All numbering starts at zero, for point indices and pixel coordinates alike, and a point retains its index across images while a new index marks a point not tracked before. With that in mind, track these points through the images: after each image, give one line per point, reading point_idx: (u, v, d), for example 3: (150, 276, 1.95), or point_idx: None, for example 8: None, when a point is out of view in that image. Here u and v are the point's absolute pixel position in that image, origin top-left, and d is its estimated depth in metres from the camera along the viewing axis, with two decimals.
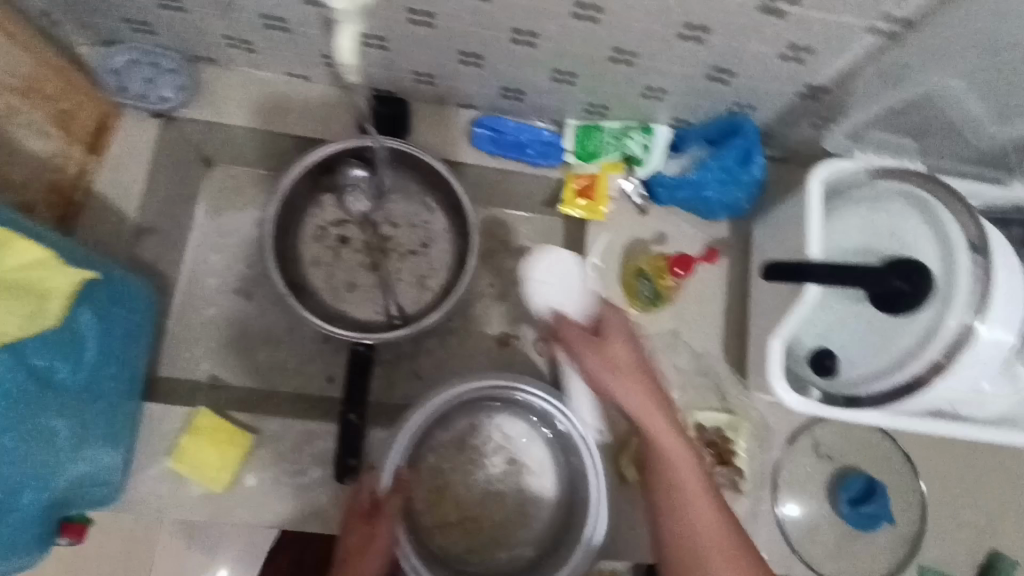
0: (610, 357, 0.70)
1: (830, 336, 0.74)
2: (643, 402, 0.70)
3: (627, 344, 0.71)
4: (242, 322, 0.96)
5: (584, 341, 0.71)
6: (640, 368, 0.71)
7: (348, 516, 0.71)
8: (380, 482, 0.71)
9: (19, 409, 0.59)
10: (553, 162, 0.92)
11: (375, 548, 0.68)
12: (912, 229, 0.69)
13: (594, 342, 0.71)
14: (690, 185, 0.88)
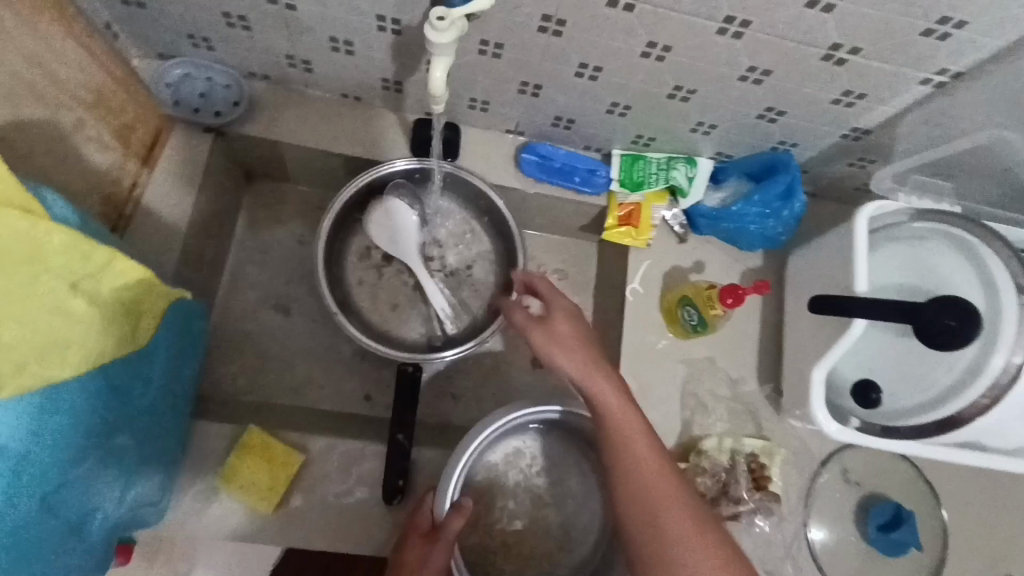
0: (562, 340, 0.77)
1: (874, 368, 0.77)
2: (614, 400, 0.75)
3: (576, 336, 0.78)
4: (279, 338, 0.96)
5: (540, 330, 0.79)
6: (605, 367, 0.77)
7: (408, 535, 0.71)
8: (441, 504, 0.71)
9: (94, 425, 0.59)
10: (598, 189, 0.95)
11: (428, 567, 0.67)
12: (955, 269, 0.72)
13: (557, 335, 0.77)
14: (733, 218, 0.91)
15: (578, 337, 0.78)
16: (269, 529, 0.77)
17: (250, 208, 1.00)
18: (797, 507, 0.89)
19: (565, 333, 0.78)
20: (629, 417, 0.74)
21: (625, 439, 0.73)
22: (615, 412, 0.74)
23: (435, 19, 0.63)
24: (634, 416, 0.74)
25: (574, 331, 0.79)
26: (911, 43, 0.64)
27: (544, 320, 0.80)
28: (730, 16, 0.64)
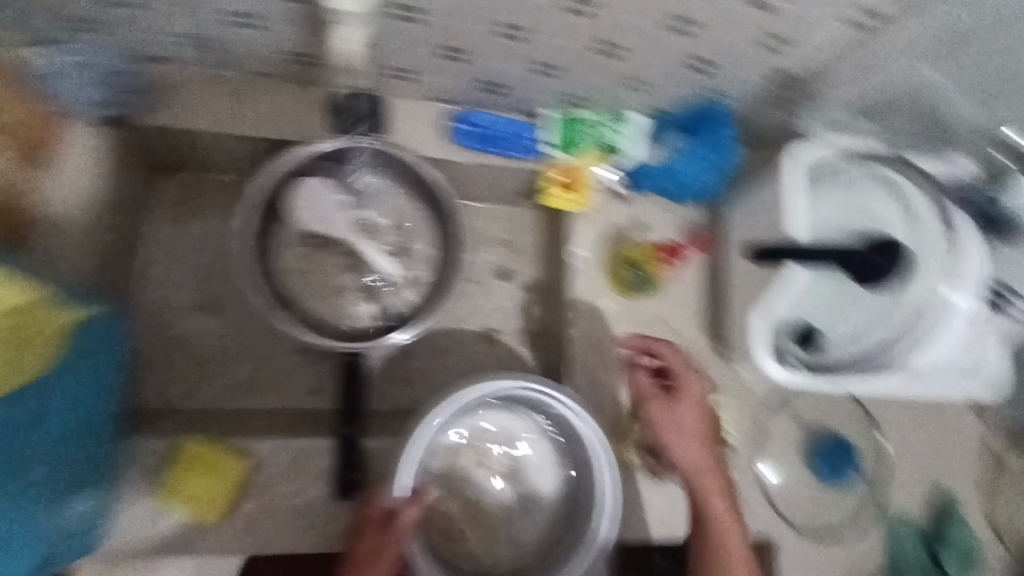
0: (677, 416, 0.80)
1: (810, 310, 0.80)
2: (694, 434, 0.79)
3: (692, 401, 0.80)
4: (212, 339, 0.90)
5: (670, 408, 0.80)
6: (708, 414, 0.81)
7: (361, 525, 0.69)
8: (395, 494, 0.69)
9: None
10: (533, 154, 0.92)
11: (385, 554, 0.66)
12: (884, 207, 0.76)
13: (671, 409, 0.80)
14: (671, 172, 0.90)
15: (690, 394, 0.80)
16: (222, 540, 0.74)
17: (160, 204, 0.92)
18: (748, 451, 0.92)
19: (682, 395, 0.81)
20: (704, 455, 0.78)
21: (704, 500, 0.76)
22: (670, 429, 0.79)
23: None
24: (720, 479, 0.77)
25: (698, 405, 0.80)
26: None
27: (668, 395, 0.81)
28: None
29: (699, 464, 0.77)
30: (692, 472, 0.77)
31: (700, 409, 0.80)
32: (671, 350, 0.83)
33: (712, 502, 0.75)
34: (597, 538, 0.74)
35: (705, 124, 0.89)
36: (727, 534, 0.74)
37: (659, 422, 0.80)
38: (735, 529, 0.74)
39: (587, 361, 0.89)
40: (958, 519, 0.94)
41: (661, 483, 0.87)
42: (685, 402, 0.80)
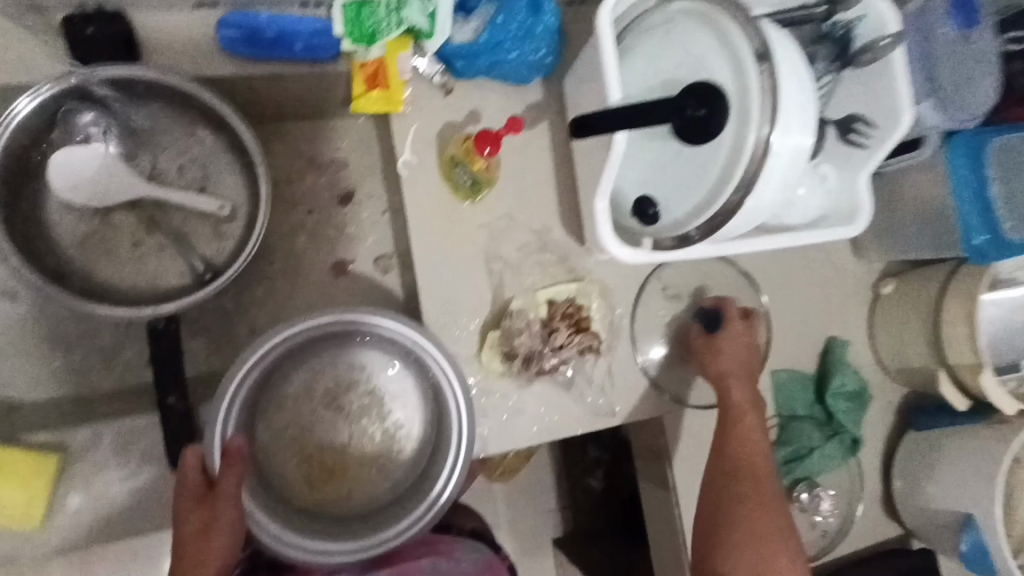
0: (739, 335, 0.84)
1: (651, 183, 0.71)
2: (735, 367, 0.82)
3: (737, 333, 0.84)
4: (14, 330, 0.80)
5: (713, 337, 0.84)
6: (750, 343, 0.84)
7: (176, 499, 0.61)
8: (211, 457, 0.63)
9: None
10: (330, 53, 0.80)
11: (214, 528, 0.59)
12: (701, 46, 0.65)
13: (716, 340, 0.84)
14: (487, 49, 0.79)
15: (739, 326, 0.84)
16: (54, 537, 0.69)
17: None
18: (624, 337, 0.88)
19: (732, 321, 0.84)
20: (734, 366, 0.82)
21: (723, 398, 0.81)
22: (728, 360, 0.82)
23: None
24: (739, 379, 0.82)
25: (743, 339, 0.84)
26: None
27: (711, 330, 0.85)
28: None
29: (735, 370, 0.82)
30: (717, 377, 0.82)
31: (744, 344, 0.84)
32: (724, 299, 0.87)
33: (729, 390, 0.81)
34: (446, 489, 0.70)
35: None
36: (744, 418, 0.80)
37: (702, 356, 0.84)
38: (752, 421, 0.80)
39: (433, 278, 0.83)
40: (842, 356, 0.96)
41: (530, 387, 0.84)
42: (728, 336, 0.84)
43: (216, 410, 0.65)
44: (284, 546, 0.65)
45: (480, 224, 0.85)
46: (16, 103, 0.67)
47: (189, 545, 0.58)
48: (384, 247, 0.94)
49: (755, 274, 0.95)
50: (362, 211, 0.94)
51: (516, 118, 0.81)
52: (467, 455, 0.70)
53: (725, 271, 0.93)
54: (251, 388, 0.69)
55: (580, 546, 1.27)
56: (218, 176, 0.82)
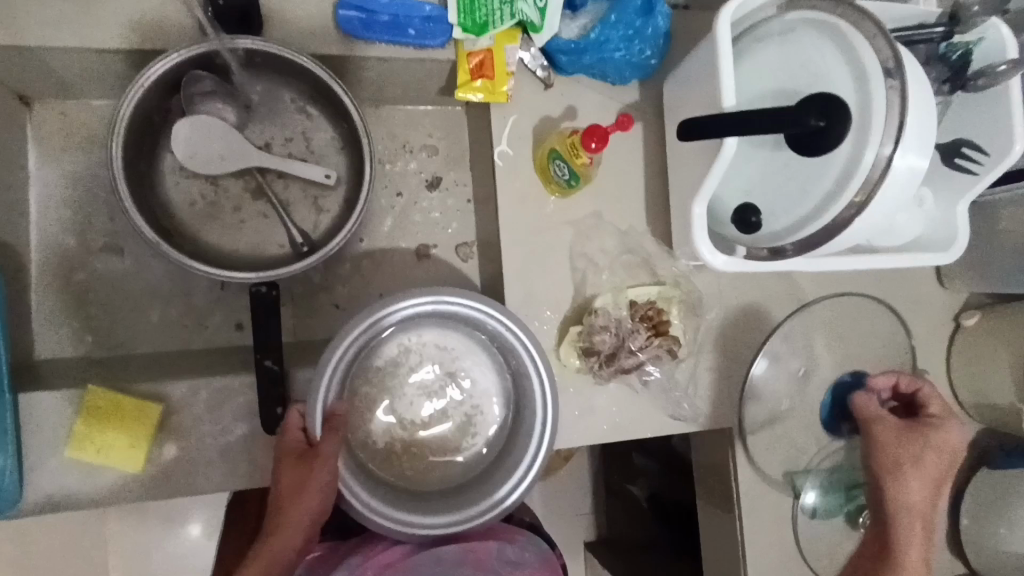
0: (945, 433, 0.82)
1: (755, 189, 0.71)
2: (926, 471, 0.81)
3: (943, 433, 0.82)
4: (122, 282, 0.85)
5: (903, 434, 0.82)
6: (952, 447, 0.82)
7: (278, 456, 0.67)
8: (310, 420, 0.67)
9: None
10: (439, 40, 0.81)
11: (308, 489, 0.65)
12: (822, 56, 0.65)
13: (913, 439, 0.82)
14: (594, 46, 0.79)
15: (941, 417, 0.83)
16: (146, 485, 0.71)
17: (39, 141, 0.84)
18: (701, 344, 0.88)
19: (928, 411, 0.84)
20: (931, 458, 0.81)
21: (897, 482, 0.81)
22: (919, 463, 0.81)
23: None
24: (926, 470, 0.81)
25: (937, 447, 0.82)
26: None
27: (907, 426, 0.82)
28: None
29: (922, 472, 0.81)
30: (892, 462, 0.82)
31: (951, 446, 0.82)
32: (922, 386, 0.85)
33: (904, 482, 0.80)
34: (513, 492, 0.71)
35: None
36: (911, 525, 0.80)
37: (881, 440, 0.83)
38: (922, 530, 0.79)
39: (519, 268, 0.84)
40: None
41: (605, 384, 0.84)
42: (933, 433, 0.82)
43: (320, 373, 0.67)
44: (372, 514, 0.68)
45: (568, 219, 0.86)
46: (153, 66, 0.71)
47: (291, 491, 0.66)
48: (467, 235, 0.96)
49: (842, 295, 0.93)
50: (448, 197, 0.96)
51: (628, 116, 0.79)
52: (547, 448, 0.72)
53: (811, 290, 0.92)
54: (349, 361, 0.70)
55: (620, 554, 1.26)
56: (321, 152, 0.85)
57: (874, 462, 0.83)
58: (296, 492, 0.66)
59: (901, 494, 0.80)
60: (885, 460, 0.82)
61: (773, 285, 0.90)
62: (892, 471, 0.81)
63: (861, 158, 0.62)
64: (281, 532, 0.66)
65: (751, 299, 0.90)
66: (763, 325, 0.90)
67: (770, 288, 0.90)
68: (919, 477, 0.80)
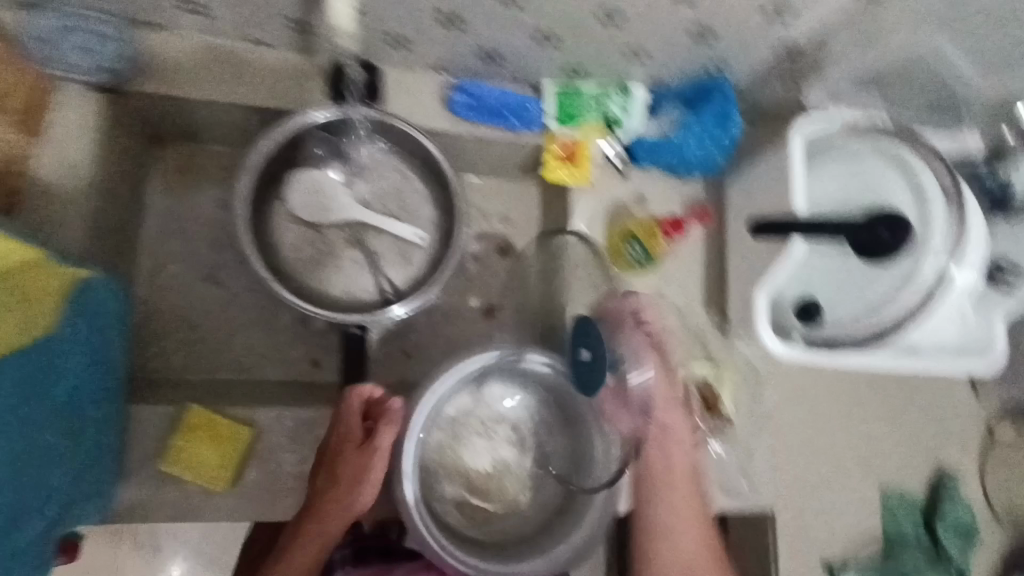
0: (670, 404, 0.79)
1: (817, 287, 0.79)
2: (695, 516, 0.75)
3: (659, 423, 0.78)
4: (215, 310, 0.91)
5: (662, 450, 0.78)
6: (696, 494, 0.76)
7: (337, 439, 0.73)
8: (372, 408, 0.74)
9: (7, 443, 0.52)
10: (533, 126, 0.91)
11: (365, 480, 0.71)
12: (884, 177, 0.75)
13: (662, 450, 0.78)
14: (672, 146, 0.90)
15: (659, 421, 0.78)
16: (224, 505, 0.75)
17: (160, 175, 0.93)
18: (748, 425, 0.92)
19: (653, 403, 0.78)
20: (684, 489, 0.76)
21: (653, 540, 0.74)
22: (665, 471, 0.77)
23: None
24: (689, 492, 0.76)
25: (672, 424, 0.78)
26: None
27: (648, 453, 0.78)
28: None
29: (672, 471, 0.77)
30: (672, 516, 0.75)
31: (681, 465, 0.77)
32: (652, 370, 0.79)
33: (667, 507, 0.75)
34: (570, 550, 0.76)
35: (705, 96, 0.89)
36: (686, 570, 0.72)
37: (670, 479, 0.76)
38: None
39: None
40: (955, 488, 0.95)
41: None
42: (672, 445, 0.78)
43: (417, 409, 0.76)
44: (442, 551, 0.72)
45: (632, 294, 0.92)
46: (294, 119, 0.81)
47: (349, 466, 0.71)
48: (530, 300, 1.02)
49: (881, 391, 0.98)
50: (516, 263, 1.03)
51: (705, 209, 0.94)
52: (610, 503, 0.77)
53: (852, 383, 0.97)
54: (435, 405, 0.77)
55: None
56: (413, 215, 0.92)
57: (649, 469, 0.77)
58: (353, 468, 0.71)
59: (660, 526, 0.74)
60: (667, 514, 0.75)
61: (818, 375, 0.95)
62: (654, 534, 0.74)
63: (920, 266, 0.70)
64: (337, 505, 0.70)
65: (797, 387, 0.94)
66: (806, 412, 0.94)
67: (815, 377, 0.95)
68: (691, 533, 0.74)
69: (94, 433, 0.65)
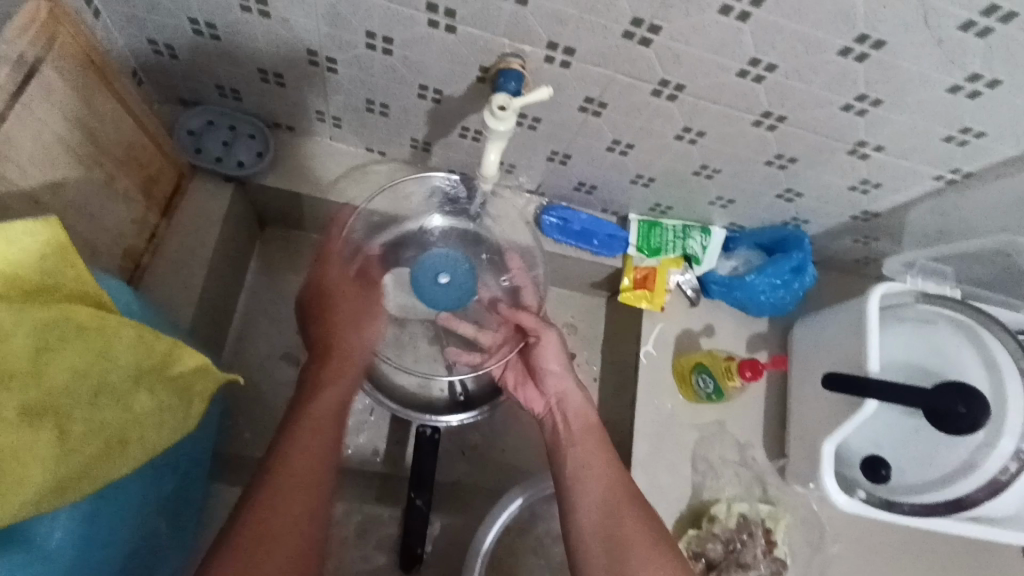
0: (552, 355, 0.79)
1: (885, 445, 0.80)
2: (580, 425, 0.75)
3: (554, 390, 0.79)
4: (288, 389, 0.93)
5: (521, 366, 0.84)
6: (590, 428, 0.75)
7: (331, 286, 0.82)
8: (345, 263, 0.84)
9: (129, 540, 0.58)
10: (614, 252, 0.96)
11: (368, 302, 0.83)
12: (958, 348, 0.76)
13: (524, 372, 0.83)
14: (745, 286, 0.93)
15: (553, 390, 0.79)
16: None
17: (261, 257, 0.98)
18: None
19: (550, 368, 0.79)
20: (594, 442, 0.73)
21: (572, 490, 0.70)
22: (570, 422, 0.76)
23: (496, 108, 0.59)
24: (597, 445, 0.73)
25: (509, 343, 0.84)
26: (932, 146, 0.69)
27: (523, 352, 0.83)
28: (769, 110, 0.67)
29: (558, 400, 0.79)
30: (582, 469, 0.71)
31: (576, 419, 0.76)
32: (550, 336, 0.80)
33: (580, 457, 0.72)
34: None
35: (786, 247, 0.93)
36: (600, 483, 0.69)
37: (571, 438, 0.75)
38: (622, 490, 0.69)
39: (646, 460, 0.90)
40: None
41: None
42: (567, 409, 0.78)
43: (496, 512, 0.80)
44: None
45: (695, 423, 0.93)
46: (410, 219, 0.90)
47: (351, 338, 0.78)
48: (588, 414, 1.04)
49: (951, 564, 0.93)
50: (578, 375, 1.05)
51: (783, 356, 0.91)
52: None
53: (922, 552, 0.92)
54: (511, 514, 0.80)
55: None
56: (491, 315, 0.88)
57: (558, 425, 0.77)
58: (353, 352, 0.77)
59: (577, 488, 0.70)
60: (574, 466, 0.71)
61: (883, 537, 0.91)
62: (574, 482, 0.70)
63: (994, 450, 0.72)
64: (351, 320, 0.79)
65: (861, 545, 0.91)
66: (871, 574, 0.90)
67: (882, 538, 0.91)
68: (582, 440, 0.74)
69: (186, 520, 0.70)
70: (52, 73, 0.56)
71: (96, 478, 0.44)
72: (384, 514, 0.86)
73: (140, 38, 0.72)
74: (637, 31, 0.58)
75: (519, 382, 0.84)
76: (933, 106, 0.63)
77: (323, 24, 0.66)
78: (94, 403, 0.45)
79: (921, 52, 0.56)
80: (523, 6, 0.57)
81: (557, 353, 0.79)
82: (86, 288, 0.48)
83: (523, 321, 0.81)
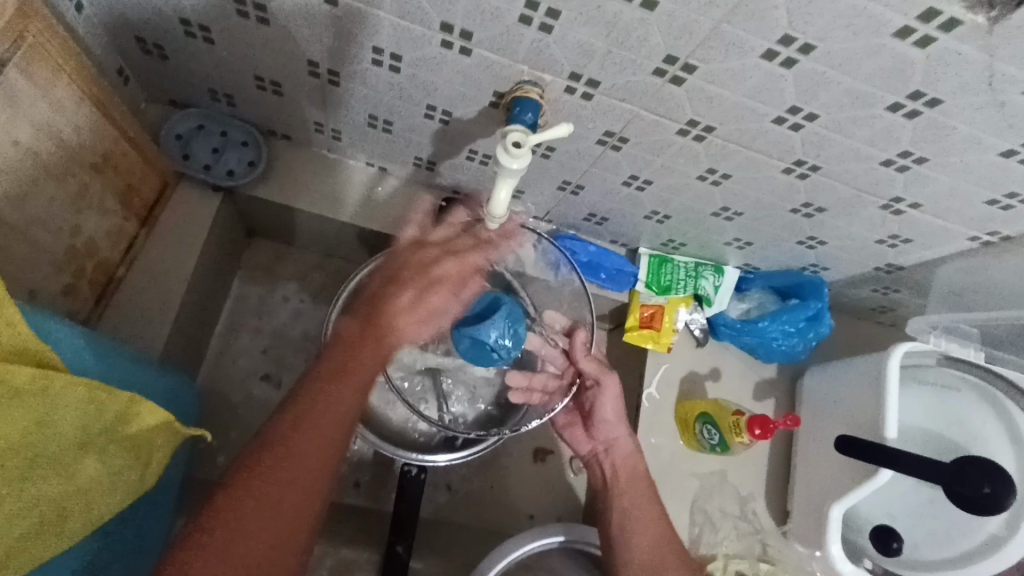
0: (603, 408, 0.75)
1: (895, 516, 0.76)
2: (625, 463, 0.74)
3: (602, 437, 0.75)
4: (269, 412, 0.88)
5: (578, 406, 0.78)
6: (643, 479, 0.72)
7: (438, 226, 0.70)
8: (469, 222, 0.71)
9: None
10: (620, 287, 0.90)
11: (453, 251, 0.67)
12: (982, 420, 0.71)
13: (579, 406, 0.78)
14: (756, 331, 0.88)
15: (600, 438, 0.76)
16: None
17: (247, 270, 0.92)
18: None
19: (603, 416, 0.75)
20: (644, 497, 0.71)
21: (621, 545, 0.67)
22: (620, 467, 0.73)
23: (511, 144, 0.54)
24: (644, 506, 0.70)
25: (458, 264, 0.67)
26: (973, 207, 0.64)
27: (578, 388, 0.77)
28: (801, 160, 0.62)
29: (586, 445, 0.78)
30: (629, 517, 0.69)
31: (624, 470, 0.73)
32: (608, 384, 0.74)
33: (627, 513, 0.69)
34: None
35: (802, 294, 0.88)
36: (642, 528, 0.68)
37: (619, 487, 0.72)
38: (661, 532, 0.68)
39: None
40: None
41: None
42: (614, 458, 0.74)
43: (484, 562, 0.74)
44: None
45: (695, 472, 0.89)
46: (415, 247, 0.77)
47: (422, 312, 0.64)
48: None
49: None
50: None
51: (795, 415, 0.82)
52: None
53: None
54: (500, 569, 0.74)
55: None
56: (547, 362, 0.78)
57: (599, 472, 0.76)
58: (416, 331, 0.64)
59: (623, 524, 0.69)
60: (621, 515, 0.69)
61: None
62: (625, 532, 0.68)
63: (1014, 534, 0.67)
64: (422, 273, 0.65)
65: None
66: None
67: None
68: (626, 484, 0.72)
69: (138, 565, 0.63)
70: (18, 76, 0.50)
71: (28, 558, 0.40)
72: (361, 558, 0.79)
73: (127, 35, 0.66)
74: (669, 69, 0.53)
75: (567, 421, 0.79)
76: (981, 168, 0.58)
77: (326, 36, 0.60)
78: (29, 477, 0.40)
79: (979, 114, 0.51)
80: (546, 34, 0.52)
81: (613, 402, 0.75)
82: (24, 343, 0.41)
83: (580, 364, 0.74)
